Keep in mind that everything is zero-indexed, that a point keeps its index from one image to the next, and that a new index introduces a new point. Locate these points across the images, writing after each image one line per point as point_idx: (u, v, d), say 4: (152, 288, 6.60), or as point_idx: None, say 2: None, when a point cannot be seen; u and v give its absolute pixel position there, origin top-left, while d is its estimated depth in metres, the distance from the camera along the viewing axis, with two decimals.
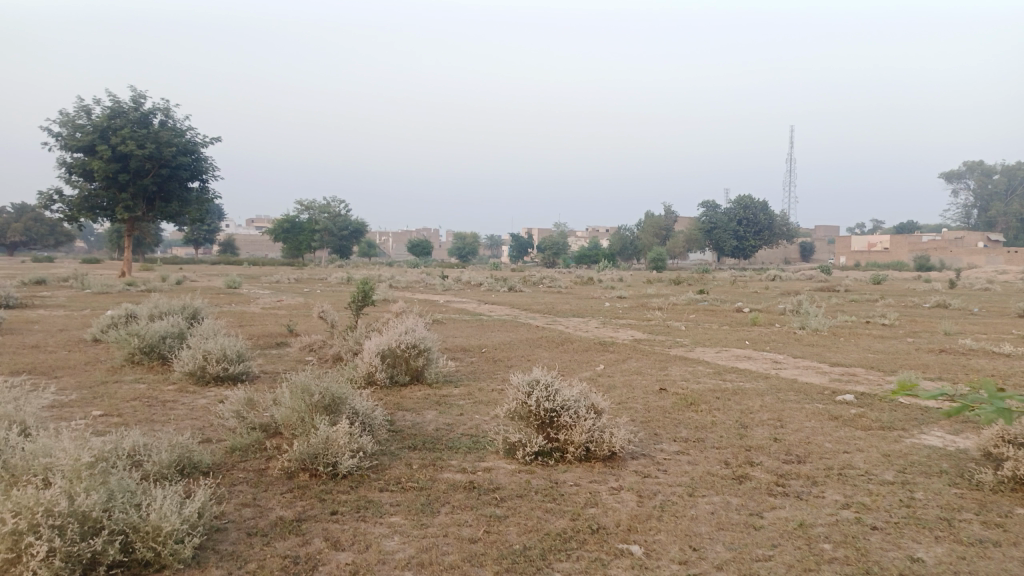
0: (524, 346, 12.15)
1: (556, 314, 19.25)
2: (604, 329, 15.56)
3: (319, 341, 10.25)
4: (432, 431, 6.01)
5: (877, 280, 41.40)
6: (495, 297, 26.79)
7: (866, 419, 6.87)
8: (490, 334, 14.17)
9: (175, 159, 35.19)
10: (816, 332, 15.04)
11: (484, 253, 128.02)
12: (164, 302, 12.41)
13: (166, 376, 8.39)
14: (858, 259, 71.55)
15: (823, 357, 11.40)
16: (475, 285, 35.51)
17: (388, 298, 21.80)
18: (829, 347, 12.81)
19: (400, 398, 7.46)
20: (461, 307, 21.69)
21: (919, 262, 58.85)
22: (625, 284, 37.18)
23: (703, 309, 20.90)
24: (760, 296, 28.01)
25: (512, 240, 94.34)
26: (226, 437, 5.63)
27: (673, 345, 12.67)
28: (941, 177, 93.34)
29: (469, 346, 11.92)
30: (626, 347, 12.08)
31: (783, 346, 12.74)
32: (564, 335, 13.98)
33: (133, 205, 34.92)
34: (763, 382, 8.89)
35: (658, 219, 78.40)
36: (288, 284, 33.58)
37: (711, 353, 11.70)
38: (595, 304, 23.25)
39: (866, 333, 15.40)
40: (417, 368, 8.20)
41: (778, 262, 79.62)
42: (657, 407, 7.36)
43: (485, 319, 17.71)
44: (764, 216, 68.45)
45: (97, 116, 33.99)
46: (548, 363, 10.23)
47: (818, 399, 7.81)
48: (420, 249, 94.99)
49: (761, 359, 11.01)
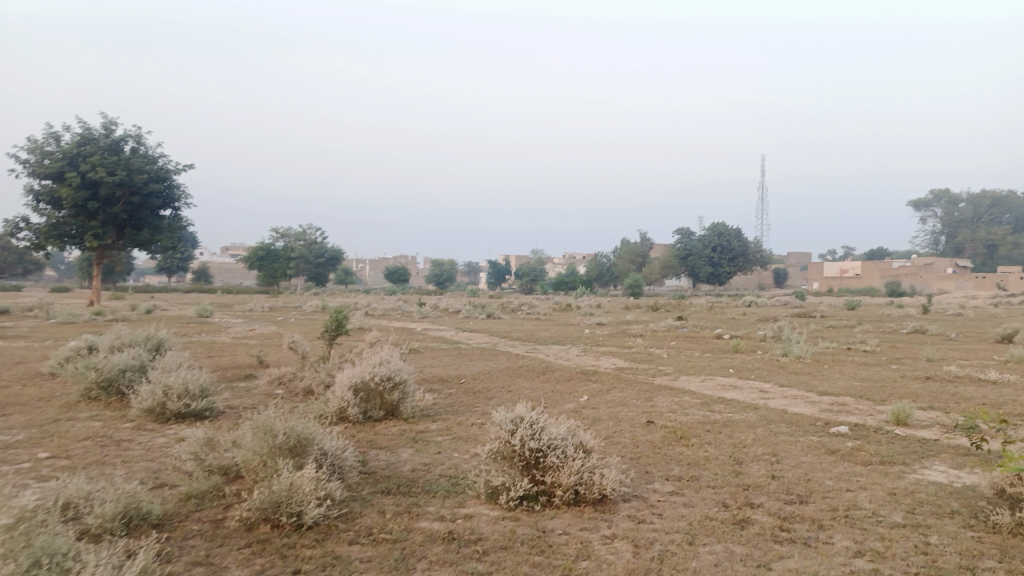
0: (505, 376, 11.75)
1: (535, 342, 18.87)
2: (585, 357, 15.20)
3: (289, 372, 9.79)
4: (409, 473, 5.59)
5: (852, 306, 41.52)
6: (473, 324, 26.34)
7: (864, 452, 6.55)
8: (468, 363, 13.75)
9: (146, 186, 34.51)
10: (800, 360, 14.80)
11: (461, 281, 127.77)
12: (126, 332, 11.84)
13: (124, 413, 7.86)
14: (832, 285, 72.29)
15: (811, 385, 11.13)
16: (452, 312, 35.03)
17: (364, 326, 21.29)
18: (814, 375, 12.54)
19: (374, 435, 7.01)
20: (438, 335, 21.22)
21: (891, 287, 59.42)
22: (604, 311, 36.90)
23: (684, 336, 20.63)
24: (739, 322, 27.81)
25: (490, 267, 94.29)
26: (183, 482, 5.16)
27: (657, 374, 12.35)
28: (910, 204, 94.95)
29: (447, 377, 11.47)
30: (609, 377, 11.72)
31: (768, 374, 12.46)
32: (544, 364, 13.59)
33: (102, 233, 34.13)
34: (753, 413, 8.56)
35: (635, 246, 78.66)
36: (261, 313, 32.84)
37: (696, 382, 11.39)
38: (574, 331, 22.93)
39: (850, 360, 15.18)
40: (393, 402, 7.77)
41: (753, 289, 80.20)
42: (646, 442, 6.99)
43: (463, 348, 17.29)
44: (738, 243, 68.85)
45: (66, 143, 33.30)
46: (529, 395, 9.83)
47: (811, 430, 7.50)
48: (397, 276, 94.41)
49: (747, 388, 10.70)
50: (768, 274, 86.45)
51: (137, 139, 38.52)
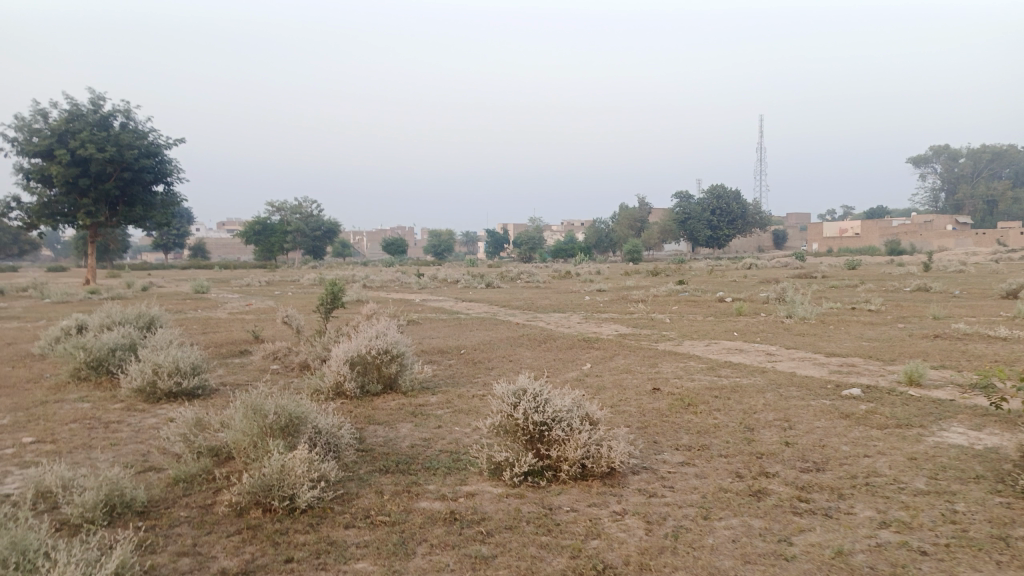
0: (505, 346, 11.52)
1: (536, 310, 18.62)
2: (587, 324, 14.97)
3: (285, 347, 9.54)
4: (409, 450, 5.38)
5: (853, 266, 41.23)
6: (472, 294, 26.06)
7: (879, 416, 6.32)
8: (468, 333, 13.51)
9: (137, 162, 33.96)
10: (805, 321, 14.55)
11: (459, 251, 127.31)
12: (117, 310, 11.57)
13: (114, 393, 7.63)
14: (831, 245, 71.99)
15: (818, 347, 10.90)
16: (451, 282, 34.77)
17: (362, 299, 21.04)
18: (820, 336, 12.30)
19: (371, 410, 6.78)
20: (437, 305, 20.99)
21: (890, 246, 59.08)
22: (605, 277, 36.63)
23: (686, 300, 20.38)
24: (740, 285, 27.54)
25: (488, 236, 93.84)
26: (172, 464, 4.94)
27: (660, 339, 12.12)
28: (909, 162, 94.18)
29: (447, 348, 11.24)
30: (611, 343, 11.49)
31: (773, 337, 12.24)
32: (545, 332, 13.36)
33: (95, 211, 33.71)
34: (761, 377, 8.33)
35: (633, 211, 78.16)
36: (258, 287, 32.57)
37: (700, 346, 11.18)
38: (574, 298, 22.69)
39: (855, 320, 14.93)
40: (391, 376, 7.53)
41: (753, 251, 79.94)
42: (653, 410, 6.77)
43: (462, 317, 17.05)
44: (737, 205, 68.33)
45: (54, 119, 32.70)
46: (531, 364, 9.60)
47: (823, 394, 7.27)
48: (395, 247, 93.99)
49: (753, 351, 10.47)
50: (767, 237, 86.04)
51: (126, 114, 37.86)
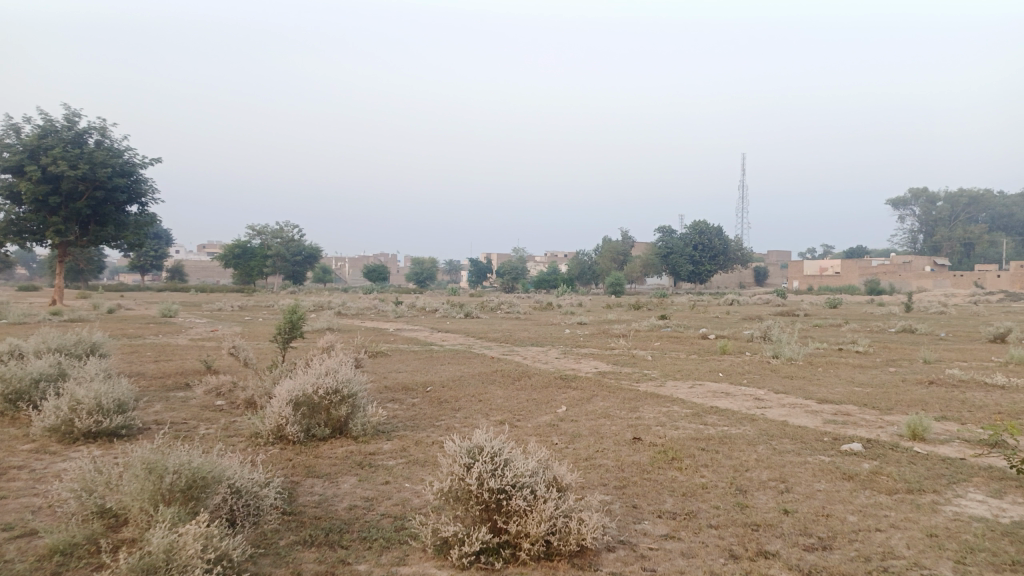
0: (476, 382, 10.71)
1: (513, 343, 17.82)
2: (565, 360, 14.19)
3: (229, 381, 8.71)
4: (345, 514, 4.58)
5: (834, 305, 40.92)
6: (449, 324, 25.22)
7: (885, 477, 5.62)
8: (438, 368, 12.67)
9: (110, 181, 33.02)
10: (792, 362, 13.88)
11: (442, 279, 126.50)
12: (54, 334, 10.63)
13: (27, 431, 6.74)
14: (812, 283, 72.09)
15: (808, 392, 10.23)
16: (428, 311, 33.91)
17: (332, 328, 20.14)
18: (810, 380, 11.62)
19: (314, 459, 5.98)
20: (411, 336, 20.14)
21: (869, 284, 59.10)
22: (586, 309, 35.97)
23: (668, 336, 19.69)
24: (723, 322, 26.95)
25: (470, 265, 93.31)
26: (50, 530, 4.08)
27: (642, 379, 11.41)
28: (889, 203, 95.12)
29: (412, 385, 10.41)
30: (589, 383, 10.72)
31: (761, 379, 11.54)
32: (521, 368, 12.56)
33: (64, 229, 32.65)
34: (751, 427, 7.60)
35: (616, 244, 77.94)
36: (229, 312, 31.62)
37: (684, 388, 10.44)
38: (554, 331, 21.95)
39: (844, 362, 14.29)
40: (340, 419, 6.74)
41: (734, 287, 79.94)
42: (632, 464, 6.01)
43: (435, 349, 16.22)
44: (719, 241, 68.32)
45: (26, 135, 31.78)
46: (501, 405, 8.80)
47: (821, 449, 6.56)
48: (376, 275, 93.06)
49: (740, 396, 9.75)
50: (748, 273, 86.17)
51: (102, 132, 36.99)
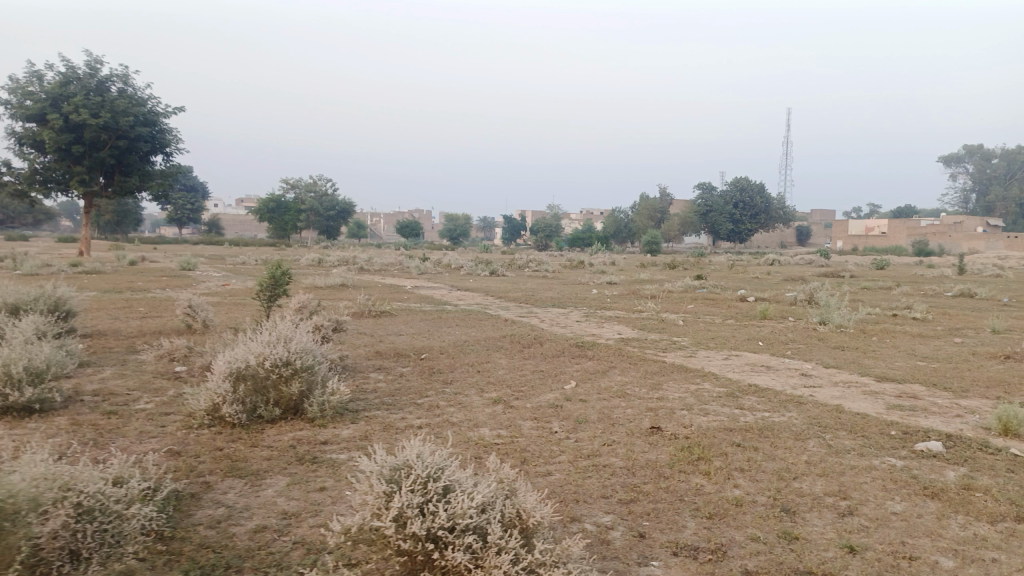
0: (479, 349, 9.45)
1: (532, 304, 16.54)
2: (586, 324, 12.87)
3: (185, 345, 7.59)
4: (245, 542, 3.38)
5: (882, 266, 38.62)
6: (471, 282, 24.01)
7: (983, 495, 4.23)
8: (443, 330, 11.46)
9: (133, 130, 32.12)
10: (842, 331, 12.34)
11: (476, 235, 125.62)
12: (10, 286, 9.60)
13: None
14: (856, 243, 69.16)
15: (864, 367, 8.77)
16: (453, 269, 32.72)
17: (345, 287, 19.06)
18: (863, 352, 10.11)
19: (250, 450, 4.80)
20: (428, 294, 18.96)
21: (917, 245, 56.36)
22: (618, 268, 34.45)
23: (703, 298, 18.18)
24: (764, 283, 25.23)
25: (505, 223, 92.10)
26: None
27: (670, 348, 10.06)
28: (941, 159, 90.46)
29: (406, 351, 9.18)
30: (608, 352, 9.38)
31: (806, 350, 10.09)
32: (534, 332, 11.26)
33: (89, 179, 31.96)
34: (798, 414, 6.21)
35: (653, 201, 75.48)
36: (251, 267, 30.87)
37: (717, 360, 9.05)
38: (580, 291, 20.62)
39: (900, 331, 12.68)
40: (292, 397, 5.54)
41: (775, 247, 77.27)
42: (646, 465, 4.72)
43: (447, 309, 15.00)
44: (761, 198, 65.65)
45: (48, 83, 30.90)
46: (501, 378, 7.54)
47: (891, 450, 5.17)
48: (409, 231, 92.16)
49: (783, 371, 8.33)
50: (790, 232, 83.18)
51: (126, 81, 36.04)
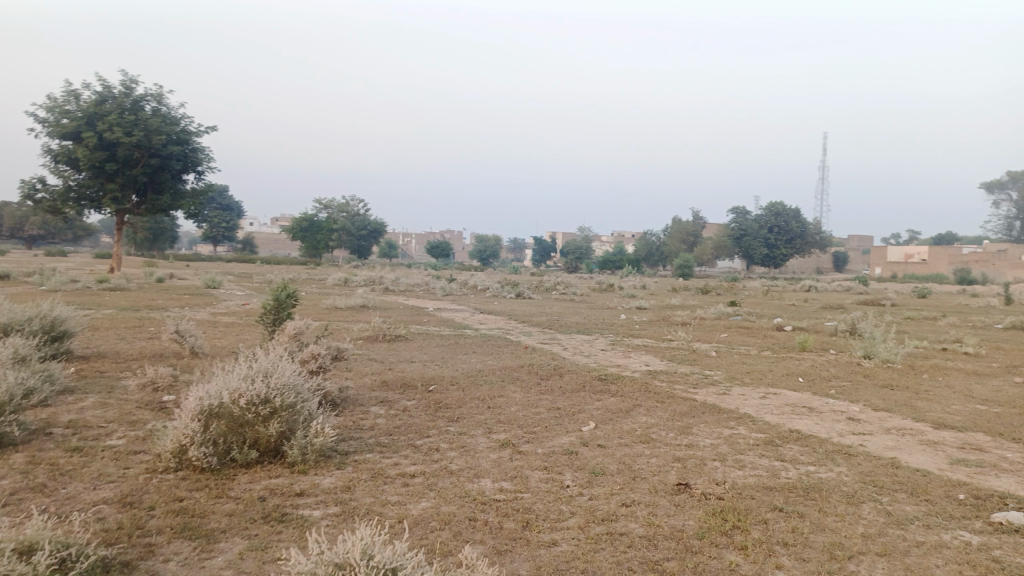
0: (494, 381, 8.77)
1: (557, 330, 15.81)
2: (612, 353, 12.12)
3: (170, 372, 7.02)
4: None
5: (923, 295, 37.13)
6: (496, 305, 23.38)
7: None
8: (459, 358, 10.80)
9: (166, 148, 32.18)
10: (889, 366, 11.40)
11: (506, 256, 125.37)
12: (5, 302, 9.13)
13: None
14: (895, 270, 67.22)
15: (919, 411, 7.88)
16: (479, 291, 32.11)
17: (365, 309, 18.52)
18: (915, 392, 9.19)
19: (211, 504, 4.17)
20: (449, 317, 18.35)
21: (959, 274, 54.58)
22: (649, 293, 33.49)
23: (736, 327, 17.26)
24: (800, 311, 24.16)
25: (535, 244, 91.59)
26: None
27: (702, 383, 9.27)
28: (984, 186, 87.90)
29: (414, 381, 8.53)
30: (633, 387, 8.63)
31: (852, 389, 9.21)
32: (554, 362, 10.54)
33: (121, 196, 32.08)
34: (849, 470, 5.41)
35: (686, 225, 74.36)
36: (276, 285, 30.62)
37: (753, 399, 8.23)
38: (607, 316, 19.84)
39: (952, 368, 11.68)
40: (271, 439, 4.92)
41: (811, 272, 75.53)
42: (670, 534, 3.99)
43: (467, 334, 14.34)
44: (796, 223, 64.19)
45: (85, 101, 31.16)
46: (513, 417, 6.84)
47: (963, 521, 4.36)
48: (439, 251, 92.03)
49: (827, 414, 7.50)
50: (826, 258, 81.27)
51: (160, 100, 36.33)
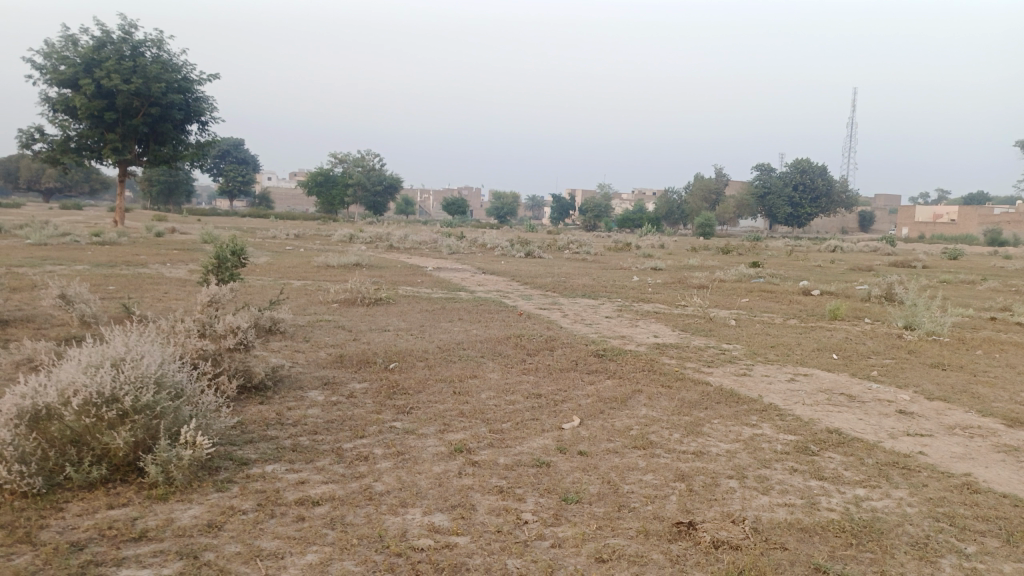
0: (469, 357, 7.39)
1: (561, 292, 14.40)
2: (619, 321, 10.71)
3: (54, 348, 5.68)
4: None
5: (955, 256, 35.20)
6: (501, 264, 21.94)
7: None
8: (440, 326, 9.46)
9: (167, 97, 30.57)
10: (934, 340, 9.92)
11: (523, 213, 123.80)
12: None
13: None
14: (922, 230, 64.82)
15: (985, 402, 6.43)
16: (487, 249, 30.65)
17: (358, 268, 17.14)
18: (973, 375, 7.69)
19: None
20: (447, 277, 16.93)
21: (990, 235, 52.35)
22: (666, 252, 31.85)
23: (758, 290, 15.69)
24: (827, 272, 22.48)
25: (553, 202, 89.67)
26: None
27: (719, 361, 7.84)
28: (1019, 143, 84.23)
29: (375, 356, 7.18)
30: (636, 366, 7.22)
31: (897, 370, 7.73)
32: (549, 333, 9.14)
33: (122, 147, 30.68)
34: (915, 498, 3.99)
35: (708, 181, 71.94)
36: (277, 239, 29.38)
37: (779, 383, 6.80)
38: (619, 277, 18.39)
39: (1008, 342, 10.12)
40: (125, 451, 3.62)
41: (835, 232, 73.22)
42: None
43: (461, 297, 12.93)
44: (822, 181, 61.69)
45: (81, 47, 29.50)
46: (479, 407, 5.50)
47: None
48: (456, 208, 90.32)
49: (873, 406, 6.06)
50: (852, 217, 78.77)
51: (161, 47, 34.62)
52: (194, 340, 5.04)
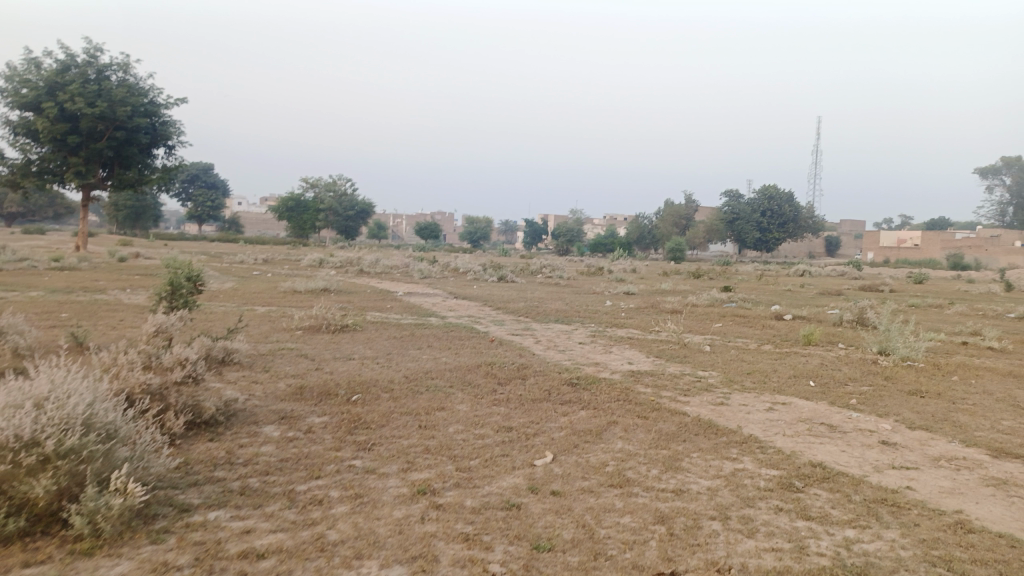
0: (438, 387, 7.07)
1: (533, 318, 14.13)
2: (592, 347, 10.45)
3: None
4: None
5: (921, 280, 35.66)
6: (473, 289, 21.65)
7: None
8: (408, 355, 9.13)
9: (132, 120, 29.96)
10: (909, 366, 9.81)
11: (496, 238, 123.90)
12: None
13: None
14: (888, 255, 65.86)
15: (967, 431, 6.26)
16: (459, 273, 30.34)
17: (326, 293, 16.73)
18: (952, 402, 7.55)
19: None
20: (417, 302, 16.58)
21: (953, 260, 53.31)
22: (638, 276, 31.78)
23: (731, 316, 15.57)
24: (798, 297, 22.53)
25: (526, 227, 89.74)
26: None
27: (695, 390, 7.60)
28: (979, 170, 86.38)
29: (337, 387, 6.83)
30: (610, 396, 6.95)
31: (876, 398, 7.56)
32: (520, 361, 8.86)
33: (85, 171, 29.94)
34: (908, 539, 3.75)
35: (679, 207, 72.59)
36: (244, 264, 28.81)
37: (758, 413, 6.58)
38: (591, 302, 18.19)
39: (983, 367, 10.04)
40: (46, 498, 3.24)
41: (803, 256, 74.14)
42: None
43: (430, 324, 12.61)
44: (790, 207, 62.52)
45: (44, 69, 28.84)
46: (446, 442, 5.18)
47: None
48: (428, 232, 90.01)
49: (855, 437, 5.85)
50: (819, 242, 79.90)
51: (127, 70, 34.05)
52: (136, 374, 4.67)
